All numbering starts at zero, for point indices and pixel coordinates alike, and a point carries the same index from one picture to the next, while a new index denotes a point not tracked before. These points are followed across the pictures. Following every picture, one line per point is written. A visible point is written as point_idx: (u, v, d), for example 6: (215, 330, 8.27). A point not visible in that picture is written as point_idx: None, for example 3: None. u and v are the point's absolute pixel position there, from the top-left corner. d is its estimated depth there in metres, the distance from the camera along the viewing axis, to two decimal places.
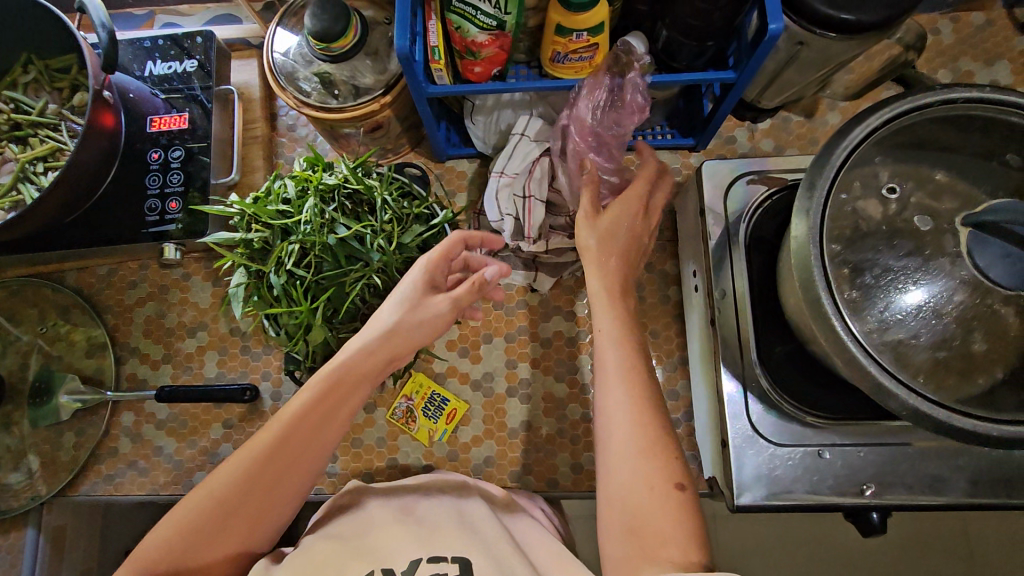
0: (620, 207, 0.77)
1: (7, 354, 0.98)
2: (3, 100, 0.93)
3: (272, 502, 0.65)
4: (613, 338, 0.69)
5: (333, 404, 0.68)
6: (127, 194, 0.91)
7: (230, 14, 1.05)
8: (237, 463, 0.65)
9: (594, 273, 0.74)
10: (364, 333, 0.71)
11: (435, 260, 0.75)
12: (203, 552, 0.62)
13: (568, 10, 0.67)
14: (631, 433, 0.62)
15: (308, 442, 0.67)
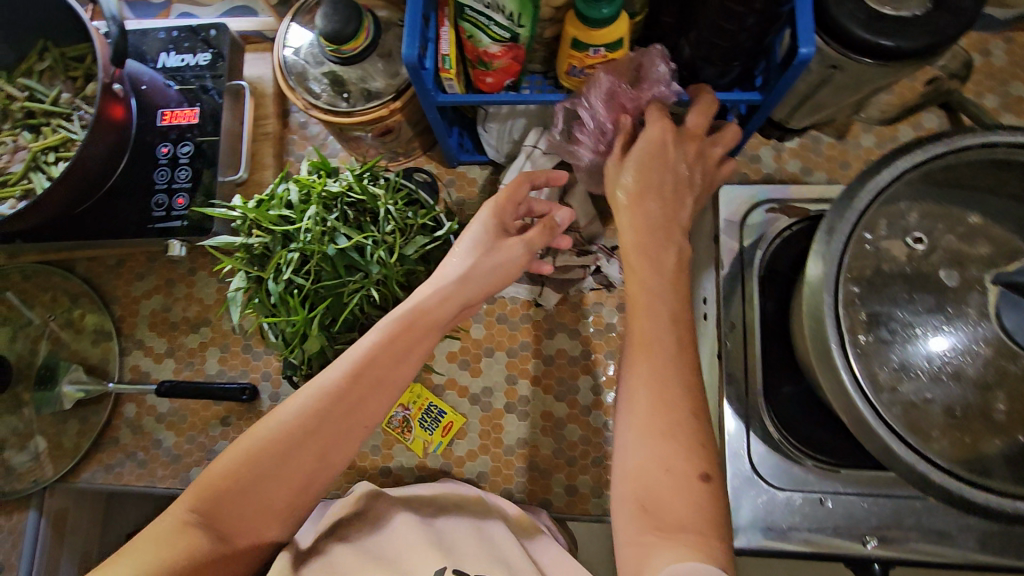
0: (647, 142, 0.66)
1: (18, 338, 1.00)
2: (18, 88, 0.93)
3: (334, 444, 0.63)
4: (649, 302, 0.60)
5: (407, 344, 0.65)
6: (135, 187, 0.90)
7: (247, 6, 1.03)
8: (305, 397, 0.63)
9: (630, 234, 0.64)
10: (439, 276, 0.69)
11: (502, 202, 0.73)
12: (259, 486, 0.61)
13: (582, 23, 0.63)
14: (664, 407, 0.54)
15: (378, 381, 0.64)
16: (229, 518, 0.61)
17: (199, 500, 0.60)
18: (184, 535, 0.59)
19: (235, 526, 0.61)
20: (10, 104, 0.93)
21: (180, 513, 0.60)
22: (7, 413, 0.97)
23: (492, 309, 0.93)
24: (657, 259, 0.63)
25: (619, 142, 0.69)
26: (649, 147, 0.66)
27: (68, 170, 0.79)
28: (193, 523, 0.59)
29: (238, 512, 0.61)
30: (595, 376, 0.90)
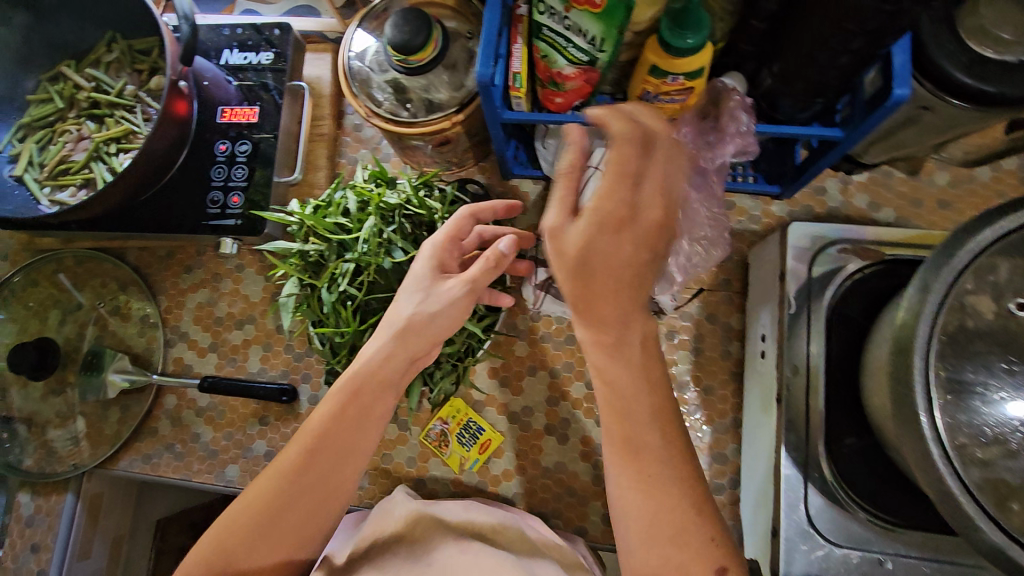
0: (598, 220, 0.56)
1: (67, 322, 1.02)
2: (86, 78, 0.95)
3: (317, 509, 0.67)
4: (626, 400, 0.61)
5: (364, 405, 0.69)
6: (191, 183, 0.91)
7: (311, 6, 1.03)
8: (275, 470, 0.67)
9: (586, 324, 0.60)
10: (382, 336, 0.69)
11: (439, 250, 0.71)
12: (248, 559, 0.65)
13: (665, 51, 0.61)
14: (664, 517, 0.58)
15: (346, 442, 0.68)
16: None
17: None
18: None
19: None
20: (77, 93, 0.95)
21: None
22: (54, 394, 0.99)
23: (537, 327, 0.91)
24: (622, 348, 0.60)
25: (569, 196, 0.58)
26: (598, 231, 0.56)
27: (131, 166, 0.79)
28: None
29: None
30: None
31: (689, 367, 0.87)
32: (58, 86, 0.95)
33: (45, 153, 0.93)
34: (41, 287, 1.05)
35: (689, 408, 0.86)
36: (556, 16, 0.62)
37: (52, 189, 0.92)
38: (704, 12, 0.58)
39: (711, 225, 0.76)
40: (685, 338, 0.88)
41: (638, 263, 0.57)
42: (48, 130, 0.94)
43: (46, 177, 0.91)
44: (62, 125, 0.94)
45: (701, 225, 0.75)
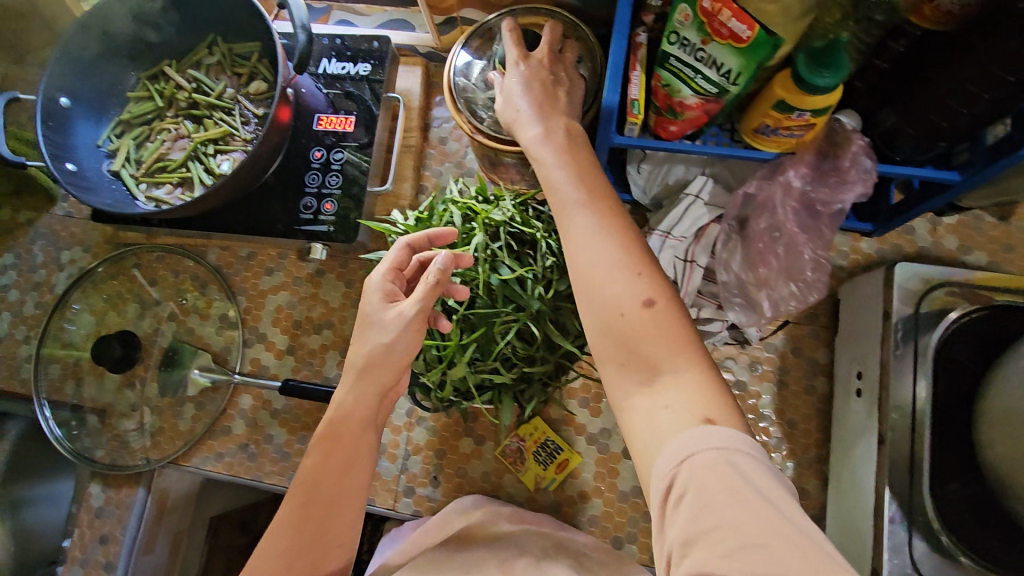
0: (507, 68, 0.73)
1: (145, 317, 1.05)
2: (186, 79, 0.97)
3: (326, 554, 0.68)
4: (561, 179, 0.63)
5: (347, 450, 0.71)
6: (286, 187, 0.93)
7: (405, 20, 1.06)
8: (276, 538, 0.68)
9: (529, 123, 0.68)
10: (349, 381, 0.72)
11: (379, 287, 0.73)
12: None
13: (799, 88, 0.60)
14: (601, 259, 0.58)
15: (335, 488, 0.69)
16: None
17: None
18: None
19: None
20: (176, 92, 0.96)
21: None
22: (130, 388, 1.01)
23: None
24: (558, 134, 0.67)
25: (513, 52, 0.73)
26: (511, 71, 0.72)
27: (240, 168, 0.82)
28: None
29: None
30: None
31: (772, 398, 0.87)
32: (159, 84, 0.97)
33: (143, 150, 0.95)
34: (122, 280, 1.07)
35: (773, 441, 0.85)
36: (689, 48, 0.62)
37: (148, 185, 0.93)
38: (845, 56, 0.59)
39: (813, 266, 0.78)
40: (769, 370, 0.87)
41: (528, 79, 0.71)
42: (146, 127, 0.96)
43: (143, 173, 0.93)
44: (160, 123, 0.96)
45: (804, 266, 0.78)
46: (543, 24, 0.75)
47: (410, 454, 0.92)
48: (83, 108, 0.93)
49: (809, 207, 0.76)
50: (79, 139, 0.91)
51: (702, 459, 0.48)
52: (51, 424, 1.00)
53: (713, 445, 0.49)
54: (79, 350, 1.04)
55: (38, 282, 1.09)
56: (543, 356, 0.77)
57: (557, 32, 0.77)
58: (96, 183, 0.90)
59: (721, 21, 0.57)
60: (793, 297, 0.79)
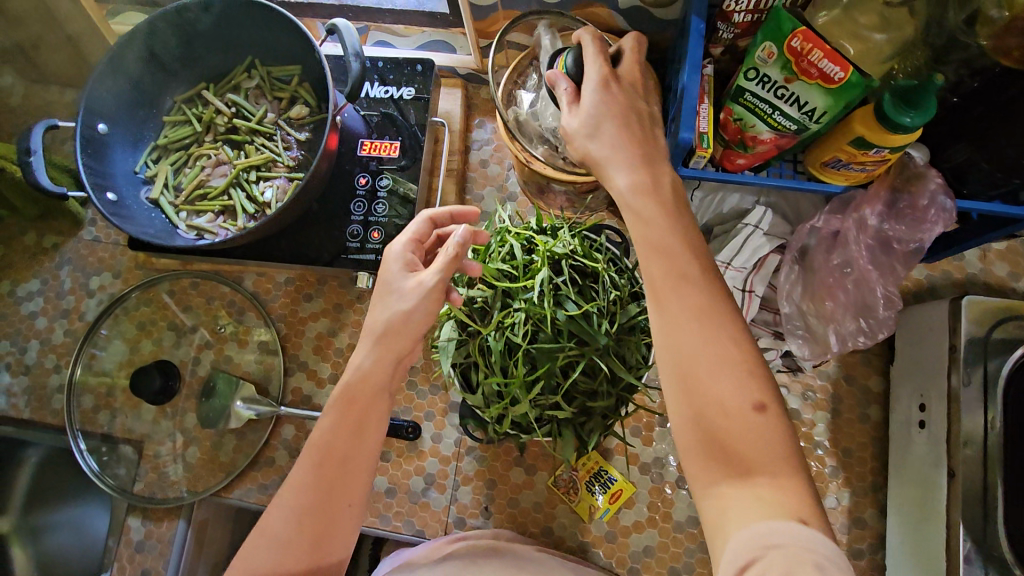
0: (596, 90, 0.66)
1: (180, 345, 1.03)
2: (225, 103, 0.95)
3: (333, 521, 0.66)
4: (665, 243, 0.57)
5: (360, 415, 0.68)
6: (331, 215, 0.92)
7: (445, 42, 1.04)
8: (288, 498, 0.66)
9: (622, 171, 0.62)
10: (369, 342, 0.71)
11: (399, 256, 0.74)
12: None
13: (881, 127, 0.60)
14: (707, 343, 0.53)
15: (345, 453, 0.67)
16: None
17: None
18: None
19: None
20: (215, 117, 0.94)
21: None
22: (166, 419, 0.99)
23: None
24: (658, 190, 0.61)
25: (602, 74, 0.67)
26: (601, 96, 0.65)
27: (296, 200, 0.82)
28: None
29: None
30: None
31: (827, 427, 0.86)
32: (197, 109, 0.95)
33: (182, 177, 0.93)
34: (155, 307, 1.05)
35: (828, 470, 0.85)
36: (769, 85, 0.61)
37: (188, 213, 0.91)
38: (933, 99, 0.58)
39: (885, 304, 0.77)
40: (823, 399, 0.87)
41: (617, 110, 0.65)
42: (184, 153, 0.93)
43: (183, 201, 0.91)
44: (199, 149, 0.94)
45: (876, 304, 0.76)
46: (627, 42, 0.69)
47: (458, 485, 0.91)
48: (120, 134, 0.90)
49: (885, 246, 0.75)
50: (117, 167, 0.89)
51: (788, 555, 0.45)
52: (86, 456, 0.97)
53: (806, 553, 0.45)
54: (112, 380, 1.02)
55: (67, 309, 1.07)
56: (606, 391, 0.76)
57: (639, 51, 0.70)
58: (137, 213, 0.88)
59: (812, 61, 0.56)
60: (860, 333, 0.77)
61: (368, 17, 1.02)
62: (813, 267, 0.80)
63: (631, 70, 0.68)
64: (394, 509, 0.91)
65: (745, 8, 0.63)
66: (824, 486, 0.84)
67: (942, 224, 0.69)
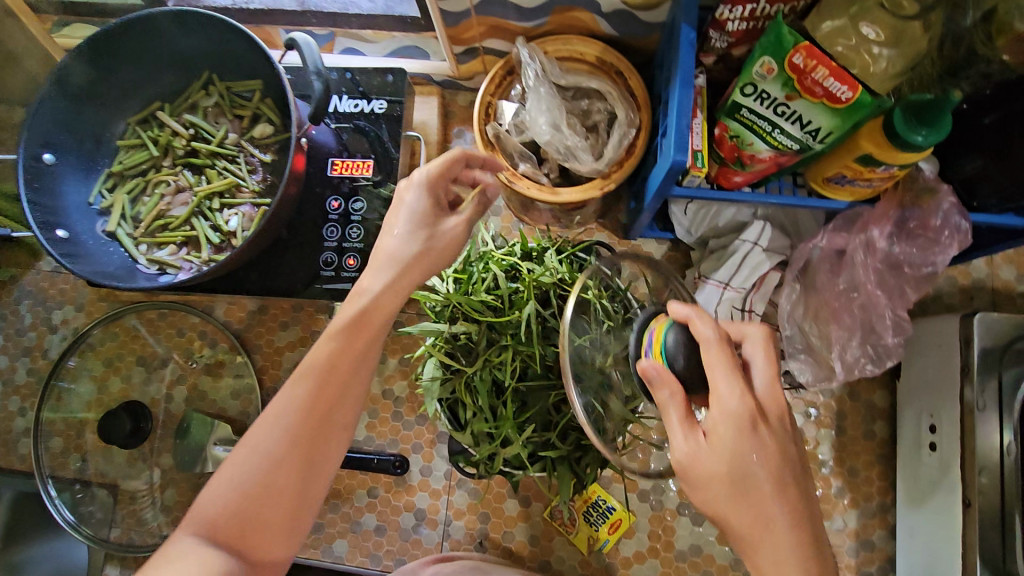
0: (736, 428, 0.47)
1: (152, 380, 0.98)
2: (182, 124, 0.88)
3: (325, 445, 0.58)
4: None
5: (368, 340, 0.60)
6: (301, 241, 0.86)
7: (418, 47, 0.97)
8: (281, 415, 0.57)
9: (765, 546, 0.46)
10: (383, 259, 0.63)
11: (428, 181, 0.66)
12: (265, 515, 0.56)
13: (889, 145, 0.55)
14: None
15: (349, 376, 0.59)
16: (246, 541, 0.55)
17: (201, 525, 0.55)
18: (195, 558, 0.53)
19: (264, 550, 0.56)
20: (173, 139, 0.88)
21: (187, 544, 0.54)
22: (140, 461, 0.94)
23: None
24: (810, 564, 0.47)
25: (742, 394, 0.48)
26: (742, 437, 0.47)
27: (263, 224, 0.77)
28: (208, 548, 0.54)
29: (254, 546, 0.56)
30: None
31: (831, 447, 0.84)
32: (152, 131, 0.88)
33: (140, 206, 0.86)
34: (123, 341, 0.99)
35: (834, 491, 0.82)
36: (768, 101, 0.56)
37: (148, 246, 0.85)
38: (948, 116, 0.53)
39: (893, 329, 0.73)
40: (826, 418, 0.84)
41: (758, 450, 0.47)
42: (141, 179, 0.87)
43: (142, 233, 0.84)
44: (156, 175, 0.87)
45: (884, 330, 0.73)
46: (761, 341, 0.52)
47: (451, 520, 0.87)
48: (71, 163, 0.83)
49: (893, 267, 0.72)
50: (68, 199, 0.81)
51: None
52: (57, 503, 0.93)
53: None
54: (81, 421, 0.96)
55: (29, 347, 1.01)
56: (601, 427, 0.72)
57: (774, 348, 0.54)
58: (92, 249, 0.81)
59: (816, 79, 0.51)
60: (867, 360, 0.74)
61: (332, 24, 0.95)
62: (814, 285, 0.77)
63: (771, 385, 0.51)
64: (385, 547, 0.87)
65: (741, 15, 0.57)
66: (830, 508, 0.82)
67: (957, 243, 0.66)
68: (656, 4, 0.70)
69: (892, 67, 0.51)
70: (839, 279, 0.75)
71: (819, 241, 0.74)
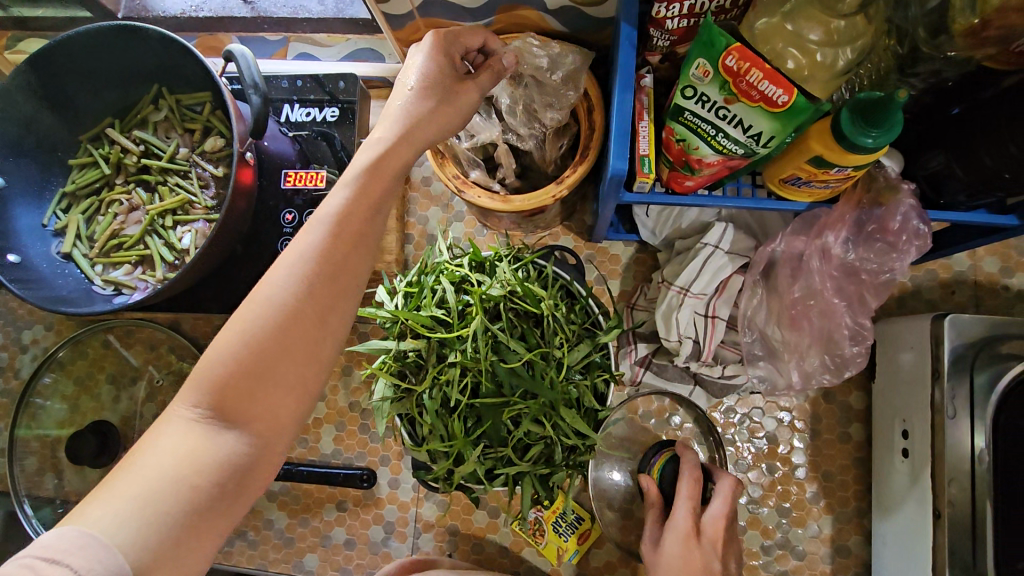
0: (679, 540, 0.64)
1: (121, 399, 0.97)
2: (132, 140, 0.86)
3: (334, 309, 0.52)
4: None
5: (383, 190, 0.56)
6: (258, 256, 0.85)
7: (371, 49, 0.96)
8: (291, 266, 0.51)
9: None
10: (395, 111, 0.58)
11: (439, 44, 0.60)
12: (270, 385, 0.50)
13: (839, 147, 0.52)
14: None
15: (359, 231, 0.54)
16: (249, 416, 0.50)
17: (201, 396, 0.49)
18: (197, 435, 0.48)
19: (267, 430, 0.51)
20: (123, 157, 0.86)
21: (184, 419, 0.48)
22: None
23: (636, 405, 0.84)
24: None
25: (687, 515, 0.65)
26: (683, 548, 0.63)
27: (212, 238, 0.74)
28: (205, 424, 0.48)
29: (258, 422, 0.50)
30: (749, 493, 0.81)
31: (806, 450, 0.81)
32: (103, 149, 0.86)
33: (93, 225, 0.85)
34: (92, 359, 0.99)
35: (809, 495, 0.80)
36: (708, 104, 0.52)
37: (104, 266, 0.84)
38: (897, 115, 0.50)
39: (852, 337, 0.74)
40: (800, 422, 0.82)
41: (690, 566, 0.61)
42: (94, 199, 0.85)
43: (97, 254, 0.83)
44: (109, 193, 0.86)
45: (843, 339, 0.73)
46: (721, 486, 0.68)
47: (420, 532, 0.87)
48: (21, 185, 0.82)
49: (851, 274, 0.72)
50: (20, 222, 0.81)
51: None
52: (34, 523, 0.91)
53: None
54: (54, 441, 0.96)
55: (2, 367, 1.01)
56: (561, 444, 0.69)
57: (733, 493, 0.68)
58: (47, 273, 0.80)
59: (751, 82, 0.48)
60: (825, 370, 0.75)
61: (284, 27, 0.96)
62: (776, 288, 0.76)
63: (721, 519, 0.66)
64: (355, 561, 0.87)
65: (679, 13, 0.54)
66: (804, 514, 0.80)
67: (915, 248, 0.66)
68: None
69: (838, 64, 0.49)
70: (797, 287, 0.74)
71: (777, 244, 0.73)
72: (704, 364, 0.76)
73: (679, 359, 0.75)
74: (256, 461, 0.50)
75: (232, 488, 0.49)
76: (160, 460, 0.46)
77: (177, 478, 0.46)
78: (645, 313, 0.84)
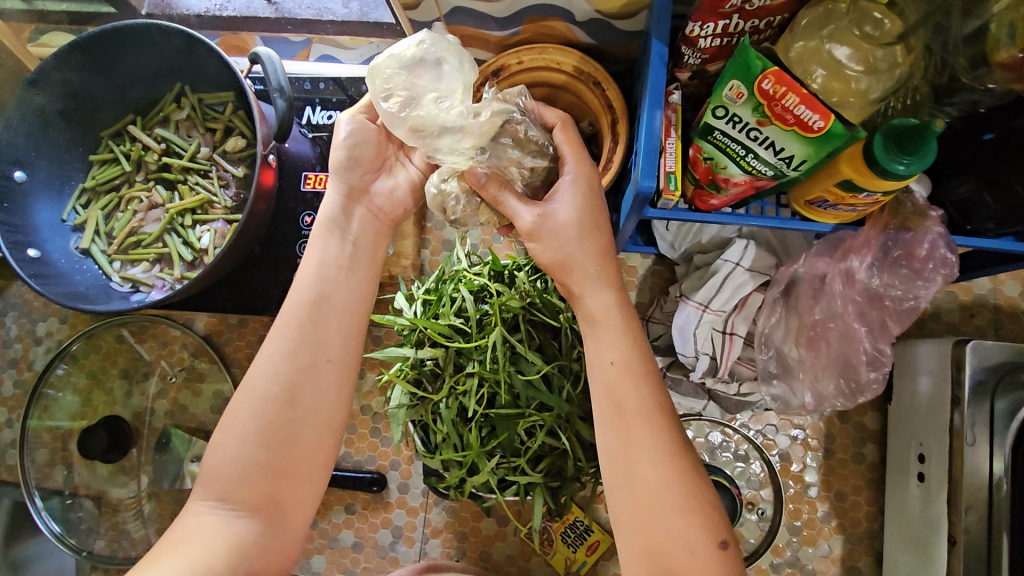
0: (576, 190, 0.60)
1: (133, 394, 0.97)
2: (154, 138, 0.87)
3: (311, 385, 0.58)
4: (619, 362, 0.56)
5: (333, 261, 0.61)
6: (275, 257, 0.85)
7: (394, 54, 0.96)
8: (266, 357, 0.58)
9: (591, 296, 0.58)
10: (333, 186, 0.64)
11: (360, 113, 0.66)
12: (268, 468, 0.56)
13: (871, 172, 0.52)
14: (642, 411, 0.55)
15: (319, 300, 0.60)
16: (252, 499, 0.55)
17: (210, 489, 0.55)
18: (211, 526, 0.54)
19: (272, 508, 0.56)
20: (145, 154, 0.86)
21: (198, 511, 0.55)
22: (122, 474, 0.94)
23: None
24: (627, 323, 0.58)
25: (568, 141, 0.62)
26: (583, 195, 0.60)
27: (235, 238, 0.74)
28: (216, 514, 0.54)
29: (263, 502, 0.56)
30: (761, 510, 0.81)
31: (819, 469, 0.81)
32: (124, 145, 0.87)
33: (111, 222, 0.85)
34: (105, 354, 0.98)
35: (820, 515, 0.80)
36: (740, 126, 0.52)
37: (121, 263, 0.84)
38: (934, 145, 0.50)
39: (869, 362, 0.74)
40: (814, 441, 0.81)
41: (587, 205, 0.60)
42: (114, 195, 0.85)
43: (115, 250, 0.83)
44: (129, 191, 0.86)
45: (860, 364, 0.73)
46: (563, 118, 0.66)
47: (428, 538, 0.87)
48: (43, 180, 0.82)
49: (874, 299, 0.72)
50: (40, 217, 0.81)
51: None
52: (44, 515, 0.92)
53: None
54: (65, 433, 0.96)
55: (15, 358, 1.02)
56: (574, 458, 0.68)
57: None
58: (65, 269, 0.80)
59: (787, 106, 0.48)
60: (839, 395, 0.75)
61: (308, 29, 0.96)
62: (796, 307, 0.76)
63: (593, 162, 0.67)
64: (362, 564, 0.87)
65: (713, 32, 0.54)
66: (815, 533, 0.80)
67: (940, 277, 0.67)
68: (631, 13, 0.66)
69: (873, 92, 0.49)
70: (818, 309, 0.74)
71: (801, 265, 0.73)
72: (719, 381, 0.76)
73: (695, 374, 0.75)
74: (269, 539, 0.56)
75: (245, 567, 0.54)
76: (178, 552, 0.52)
77: (193, 565, 0.51)
78: (661, 326, 0.83)
